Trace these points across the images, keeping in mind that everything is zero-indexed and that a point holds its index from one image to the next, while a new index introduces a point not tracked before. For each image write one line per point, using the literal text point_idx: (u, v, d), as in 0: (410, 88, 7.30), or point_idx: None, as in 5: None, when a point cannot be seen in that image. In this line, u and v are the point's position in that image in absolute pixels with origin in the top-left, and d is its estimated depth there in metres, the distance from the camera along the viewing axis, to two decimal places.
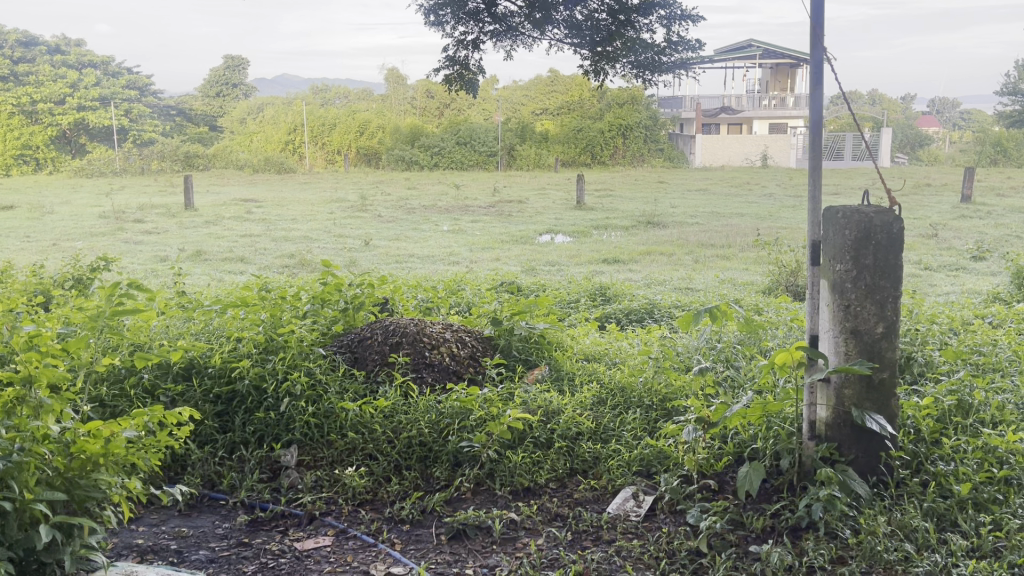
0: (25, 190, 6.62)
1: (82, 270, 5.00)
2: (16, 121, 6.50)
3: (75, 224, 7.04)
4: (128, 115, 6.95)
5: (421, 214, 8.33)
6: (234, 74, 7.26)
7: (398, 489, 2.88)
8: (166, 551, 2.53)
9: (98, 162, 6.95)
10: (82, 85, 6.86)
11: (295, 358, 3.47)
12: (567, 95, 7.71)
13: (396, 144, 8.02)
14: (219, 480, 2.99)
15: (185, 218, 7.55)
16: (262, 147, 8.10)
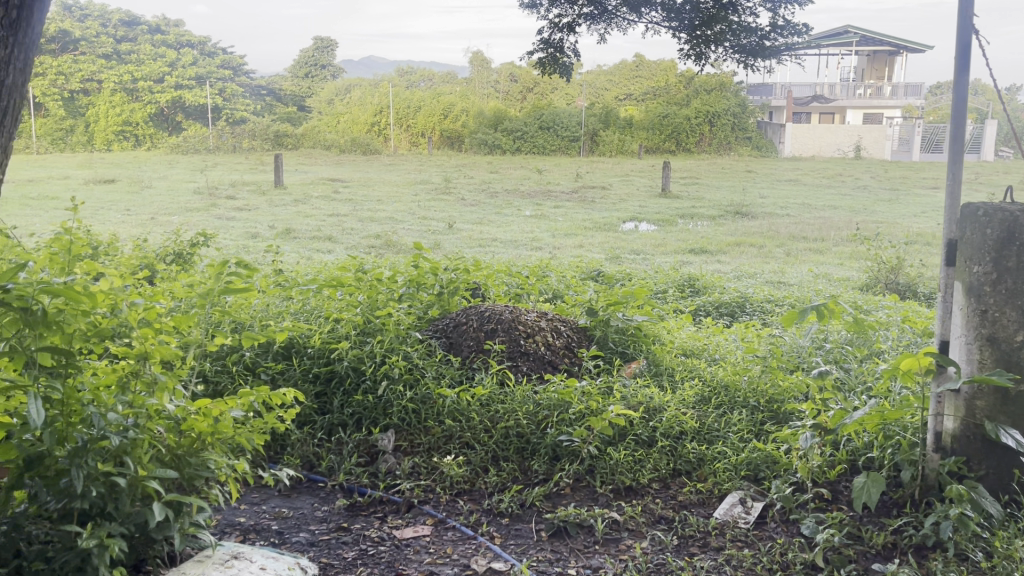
0: (127, 165, 6.91)
1: (182, 245, 5.13)
2: (118, 97, 6.79)
3: (171, 199, 7.11)
4: (222, 94, 7.03)
5: (503, 198, 7.68)
6: (324, 55, 7.34)
7: (496, 481, 2.82)
8: (268, 531, 2.53)
9: (193, 139, 7.00)
10: (180, 65, 7.08)
11: (391, 342, 3.45)
12: (653, 80, 7.10)
13: (481, 128, 7.17)
14: (318, 461, 2.99)
15: (275, 195, 7.21)
16: (348, 128, 7.26)
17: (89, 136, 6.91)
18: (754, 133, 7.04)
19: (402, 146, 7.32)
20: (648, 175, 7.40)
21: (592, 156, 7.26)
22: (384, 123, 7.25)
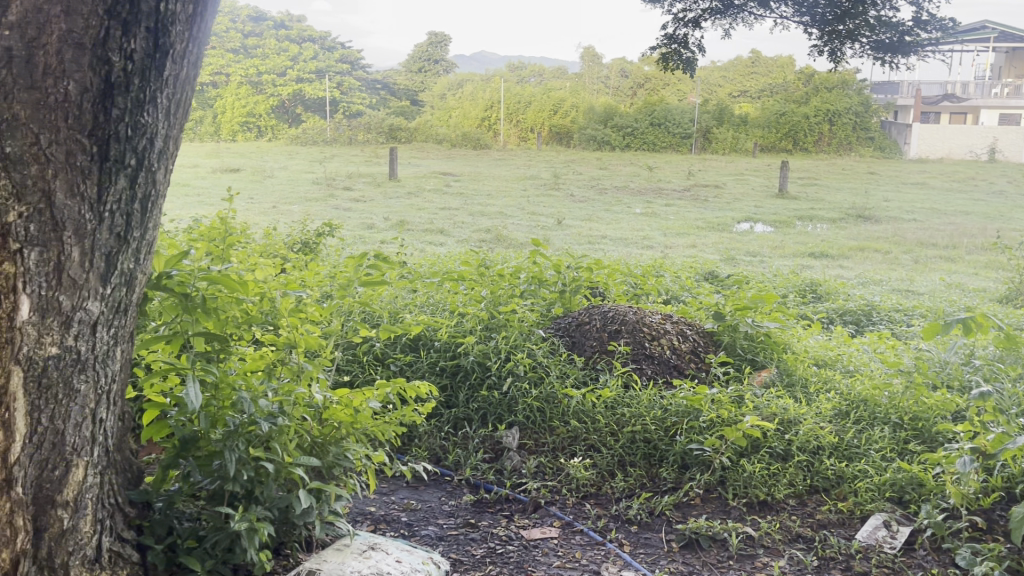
0: (250, 154, 6.95)
1: (309, 235, 5.28)
2: (244, 90, 6.88)
3: (291, 189, 7.02)
4: (340, 88, 7.14)
5: (611, 195, 7.36)
6: (438, 50, 7.64)
7: (623, 486, 2.77)
8: (398, 522, 2.56)
9: (311, 131, 7.16)
10: (302, 58, 7.22)
11: (517, 338, 3.44)
12: (769, 75, 6.84)
13: (590, 124, 7.09)
14: (445, 455, 3.01)
15: (388, 188, 7.34)
16: (460, 123, 7.41)
17: (216, 127, 6.97)
18: (876, 132, 6.66)
19: (511, 141, 7.37)
20: (763, 173, 6.96)
21: (704, 154, 6.88)
22: (494, 118, 7.34)
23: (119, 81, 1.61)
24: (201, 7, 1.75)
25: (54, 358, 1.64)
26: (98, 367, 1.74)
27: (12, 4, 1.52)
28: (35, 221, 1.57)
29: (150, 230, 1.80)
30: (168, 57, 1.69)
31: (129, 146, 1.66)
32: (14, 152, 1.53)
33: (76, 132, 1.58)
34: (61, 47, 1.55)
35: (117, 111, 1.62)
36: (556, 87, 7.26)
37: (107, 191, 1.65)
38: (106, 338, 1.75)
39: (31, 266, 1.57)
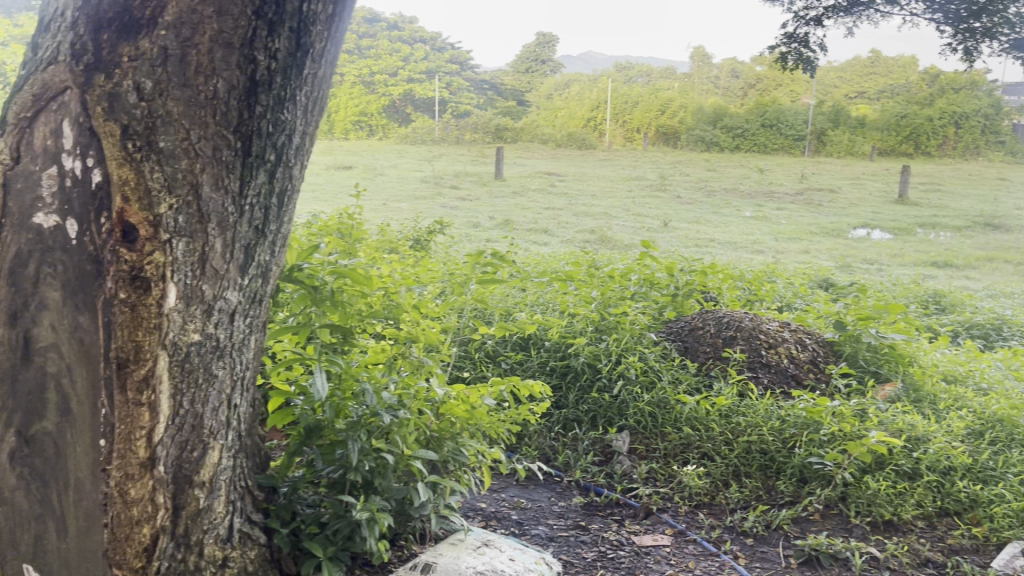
0: (363, 153, 6.63)
1: (420, 232, 5.35)
2: (356, 91, 6.41)
3: (401, 185, 6.77)
4: (449, 88, 6.68)
5: (721, 197, 6.90)
6: (545, 50, 7.38)
7: (738, 497, 2.69)
8: (508, 520, 2.56)
9: (422, 131, 6.79)
10: (412, 59, 6.65)
11: (628, 341, 3.39)
12: (889, 76, 6.50)
13: (699, 124, 6.88)
14: (554, 456, 3.00)
15: (495, 185, 6.96)
16: (564, 123, 7.20)
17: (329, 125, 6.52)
18: (1009, 137, 6.12)
19: (617, 141, 7.17)
20: (881, 178, 6.42)
21: (817, 156, 6.58)
22: (600, 118, 7.10)
23: (263, 80, 1.67)
24: (340, 6, 1.80)
25: (196, 344, 1.72)
26: (234, 355, 1.82)
27: (169, 5, 1.56)
28: (183, 213, 1.64)
29: (286, 222, 1.87)
30: (308, 56, 1.74)
31: (270, 142, 1.73)
32: (167, 147, 1.61)
33: (223, 129, 1.65)
34: (212, 46, 1.59)
35: (260, 109, 1.68)
36: (664, 87, 7.04)
37: (248, 185, 1.73)
38: (243, 327, 1.83)
39: (179, 256, 1.65)
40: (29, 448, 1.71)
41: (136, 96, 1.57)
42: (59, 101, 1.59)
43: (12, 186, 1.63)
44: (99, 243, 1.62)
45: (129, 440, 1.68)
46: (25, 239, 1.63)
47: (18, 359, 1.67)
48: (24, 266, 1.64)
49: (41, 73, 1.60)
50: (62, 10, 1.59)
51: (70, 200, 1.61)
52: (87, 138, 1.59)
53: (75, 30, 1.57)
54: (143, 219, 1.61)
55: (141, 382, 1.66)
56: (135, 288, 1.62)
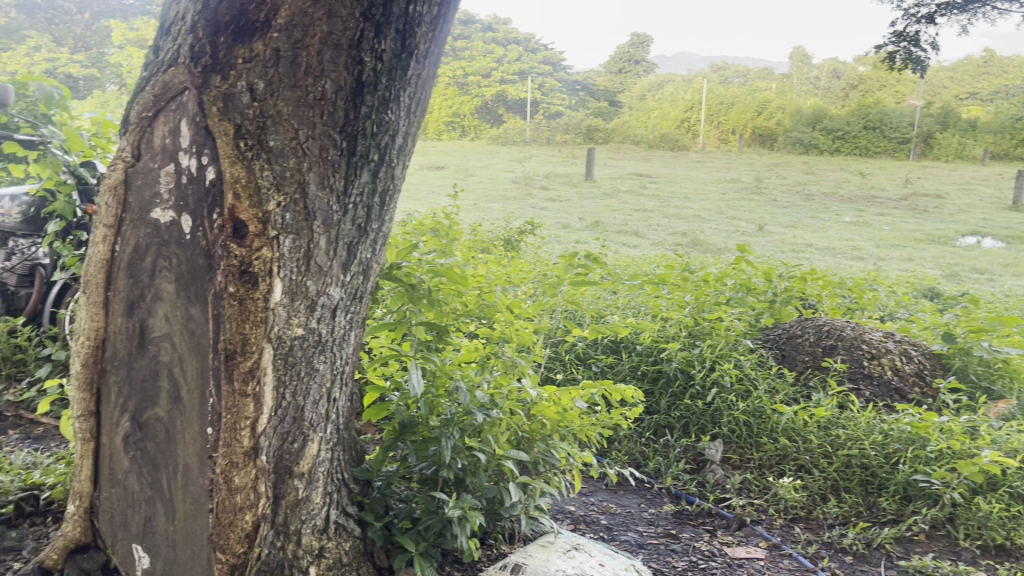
0: (454, 153, 6.54)
1: (512, 232, 5.37)
2: (451, 91, 6.55)
3: (492, 186, 6.56)
4: (541, 88, 6.85)
5: (819, 202, 6.38)
6: (638, 50, 7.56)
7: (837, 512, 2.60)
8: (597, 525, 2.54)
9: (513, 131, 6.83)
10: (506, 60, 6.85)
11: (723, 348, 3.30)
12: (1002, 77, 6.26)
13: (796, 126, 6.57)
14: (645, 461, 2.97)
15: (585, 187, 6.65)
16: (657, 124, 7.05)
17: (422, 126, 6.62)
18: None
19: (710, 142, 6.97)
20: (994, 183, 5.86)
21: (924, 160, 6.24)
22: (694, 119, 6.91)
23: (369, 81, 1.70)
24: (445, 8, 1.81)
25: (299, 338, 1.76)
26: (335, 349, 1.86)
27: (282, 8, 1.60)
28: (290, 211, 1.69)
29: (387, 221, 1.90)
30: (413, 57, 1.77)
31: (374, 142, 1.77)
32: (277, 146, 1.65)
33: (330, 129, 1.69)
34: (322, 48, 1.63)
35: (366, 109, 1.72)
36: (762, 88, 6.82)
37: (352, 185, 1.76)
38: (344, 323, 1.86)
39: (285, 252, 1.70)
40: (143, 433, 1.83)
41: (249, 96, 1.62)
42: (178, 101, 1.67)
43: (133, 183, 1.74)
44: (211, 238, 1.69)
45: (235, 429, 1.74)
46: (144, 233, 1.74)
47: (137, 346, 1.79)
48: (143, 260, 1.75)
49: (163, 74, 1.68)
50: (184, 14, 1.67)
51: (185, 196, 1.69)
52: (202, 136, 1.66)
53: (195, 33, 1.64)
54: (253, 216, 1.66)
55: (247, 373, 1.72)
56: (244, 283, 1.68)
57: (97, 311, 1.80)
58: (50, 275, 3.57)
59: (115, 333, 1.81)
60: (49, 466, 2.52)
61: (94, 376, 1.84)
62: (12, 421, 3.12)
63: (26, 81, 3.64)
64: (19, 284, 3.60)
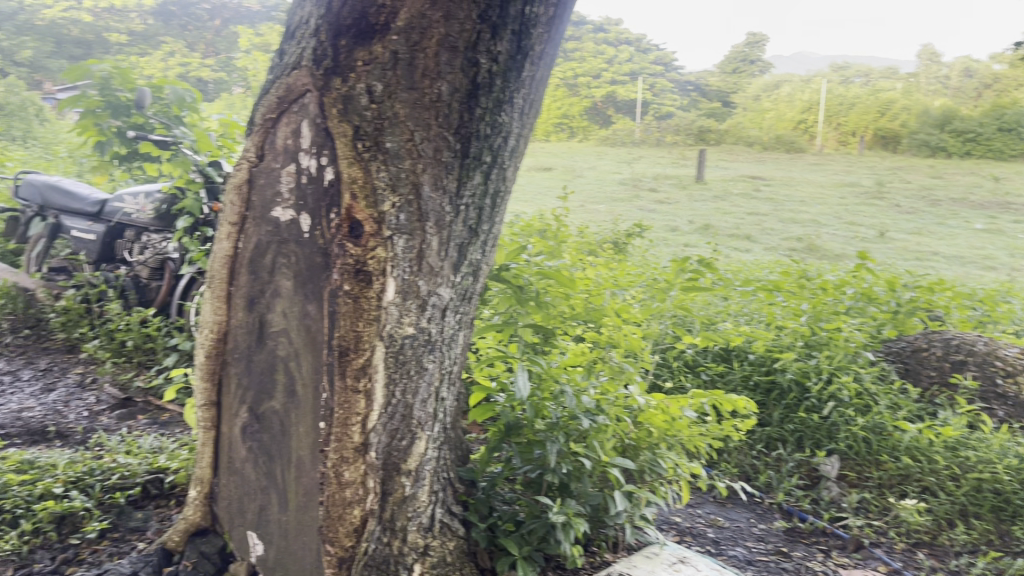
0: (561, 154, 6.62)
1: (620, 234, 5.31)
2: (560, 92, 6.54)
3: (599, 188, 6.37)
4: (652, 89, 6.73)
5: (947, 208, 5.63)
6: (754, 49, 7.24)
7: (965, 540, 2.46)
8: (704, 538, 2.47)
9: (622, 133, 6.69)
10: (617, 61, 6.71)
11: (841, 359, 3.12)
12: None
13: (922, 127, 6.07)
14: (755, 475, 2.89)
15: (695, 190, 6.29)
16: (773, 125, 6.64)
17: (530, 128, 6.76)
18: None
19: (829, 145, 6.47)
20: None
21: None
22: (813, 120, 6.51)
23: (484, 83, 1.71)
24: (562, 8, 1.79)
25: (410, 337, 1.78)
26: (444, 349, 1.86)
27: (402, 10, 1.63)
28: (405, 211, 1.70)
29: (498, 222, 1.90)
30: (528, 58, 1.76)
31: (487, 144, 1.77)
32: (394, 148, 1.68)
33: (444, 130, 1.70)
34: (439, 50, 1.65)
35: (480, 110, 1.73)
36: (886, 88, 6.38)
37: (464, 186, 1.77)
38: (453, 323, 1.87)
39: (398, 252, 1.72)
40: (259, 424, 1.89)
41: (368, 98, 1.65)
42: (299, 103, 1.71)
43: (255, 182, 1.80)
44: (329, 237, 1.72)
45: (346, 425, 1.77)
46: (265, 231, 1.80)
47: (257, 340, 1.85)
48: (264, 257, 1.81)
49: (286, 77, 1.72)
50: (308, 18, 1.71)
51: (304, 196, 1.74)
52: (322, 138, 1.70)
53: (318, 36, 1.68)
54: (369, 216, 1.69)
55: (359, 370, 1.75)
56: (359, 281, 1.71)
57: (220, 305, 1.87)
58: (178, 269, 3.77)
59: (236, 328, 1.88)
60: (173, 451, 2.65)
61: (216, 367, 1.92)
62: (141, 407, 3.30)
63: (160, 84, 3.83)
64: (151, 277, 3.82)
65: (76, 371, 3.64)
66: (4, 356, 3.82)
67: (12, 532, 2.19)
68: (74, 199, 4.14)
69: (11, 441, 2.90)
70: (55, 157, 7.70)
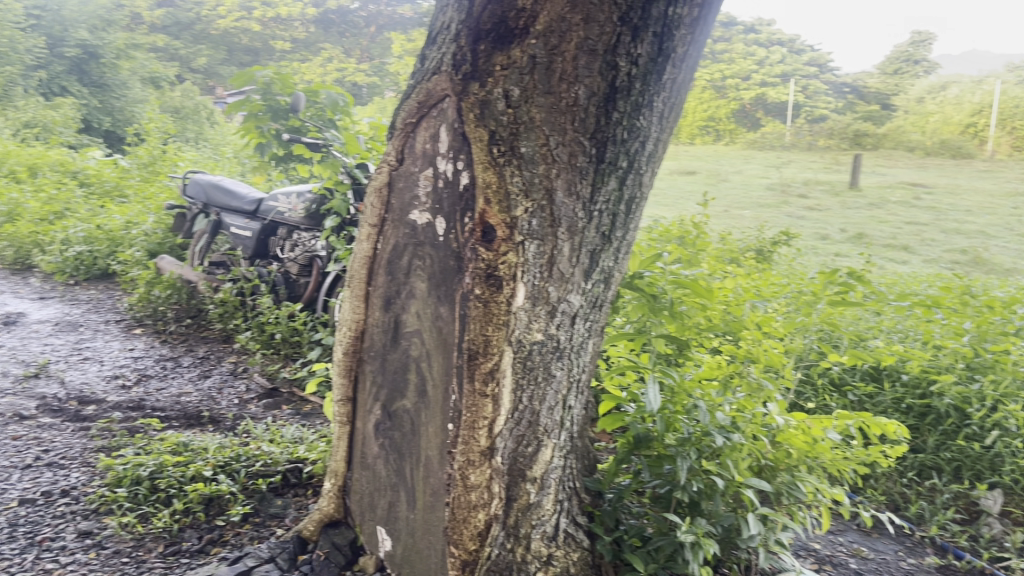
0: (706, 158, 6.31)
1: (765, 242, 5.08)
2: (707, 94, 6.15)
3: (745, 193, 6.12)
4: (805, 91, 6.01)
5: None
6: (918, 49, 6.34)
7: None
8: (845, 568, 2.33)
9: (770, 137, 6.16)
10: (768, 62, 6.29)
11: (1010, 386, 2.81)
12: None
13: None
14: (905, 505, 2.74)
15: (850, 197, 5.78)
16: (937, 129, 6.10)
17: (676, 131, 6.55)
18: None
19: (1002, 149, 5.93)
20: None
21: None
22: (983, 124, 5.90)
23: (623, 86, 1.67)
24: (708, 9, 1.72)
25: (539, 343, 1.76)
26: (573, 357, 1.84)
27: (541, 14, 1.61)
28: (537, 217, 1.69)
29: (632, 229, 1.85)
30: (670, 61, 1.70)
31: (623, 149, 1.73)
32: (528, 152, 1.67)
33: (580, 135, 1.68)
34: (578, 53, 1.63)
35: (617, 114, 1.69)
36: None
37: (598, 192, 1.74)
38: (583, 330, 1.84)
39: (530, 258, 1.70)
40: (391, 422, 1.94)
41: (504, 102, 1.66)
42: (438, 108, 1.74)
43: (395, 185, 1.85)
44: (462, 240, 1.74)
45: (473, 428, 1.78)
46: (403, 233, 1.85)
47: (392, 340, 1.90)
48: (400, 258, 1.86)
49: (426, 82, 1.76)
50: (449, 24, 1.73)
51: (440, 200, 1.77)
52: (458, 142, 1.72)
53: (458, 41, 1.70)
54: (501, 221, 1.68)
55: (487, 374, 1.75)
56: (489, 285, 1.71)
57: (359, 304, 1.94)
58: (325, 265, 3.88)
59: (373, 326, 1.94)
60: (313, 441, 2.76)
61: (352, 364, 1.98)
62: (286, 397, 3.47)
63: (316, 88, 3.99)
64: (299, 273, 4.00)
65: (230, 360, 3.88)
66: (169, 343, 4.12)
67: (166, 510, 2.34)
68: (234, 197, 4.39)
69: (169, 422, 3.11)
70: (224, 158, 8.26)
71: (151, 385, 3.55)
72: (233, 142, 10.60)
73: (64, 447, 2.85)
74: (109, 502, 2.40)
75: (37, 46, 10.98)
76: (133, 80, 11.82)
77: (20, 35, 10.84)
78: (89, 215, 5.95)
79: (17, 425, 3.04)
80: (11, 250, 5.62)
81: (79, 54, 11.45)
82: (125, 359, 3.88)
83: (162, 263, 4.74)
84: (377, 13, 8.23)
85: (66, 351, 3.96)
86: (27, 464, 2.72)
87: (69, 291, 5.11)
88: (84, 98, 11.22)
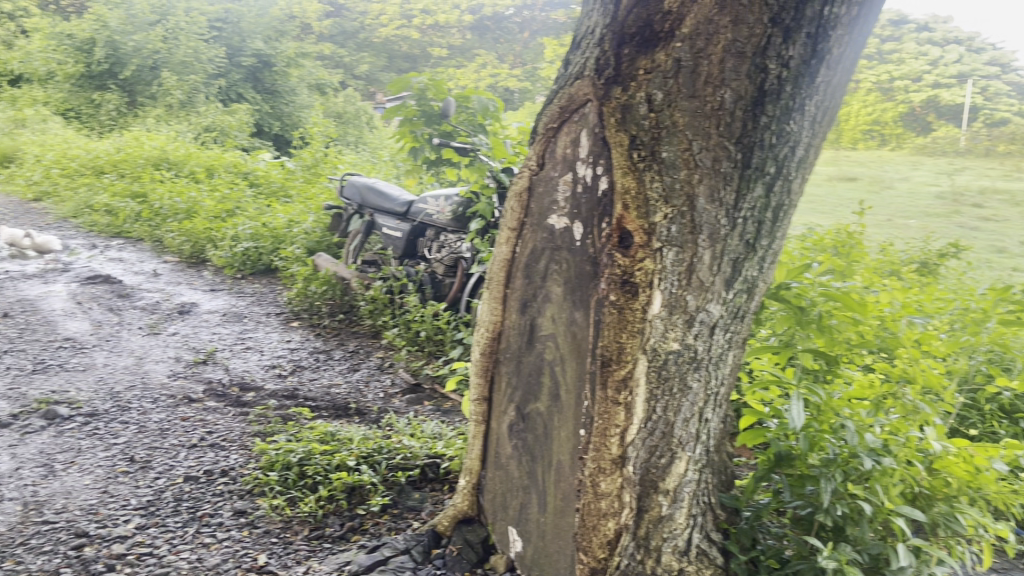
0: (870, 164, 5.84)
1: (930, 255, 4.67)
2: (872, 97, 5.84)
3: (911, 202, 5.58)
4: (982, 92, 5.66)
5: None
6: None
7: None
8: None
9: (941, 142, 5.68)
10: (943, 63, 5.89)
11: None
12: None
13: None
14: None
15: None
16: None
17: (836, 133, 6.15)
18: None
19: None
20: None
21: None
22: None
23: (772, 89, 1.61)
24: (869, 6, 1.62)
25: (675, 353, 1.72)
26: (711, 368, 1.78)
27: (687, 19, 1.59)
28: (677, 223, 1.66)
29: (779, 238, 1.77)
30: (824, 63, 1.62)
31: (771, 154, 1.66)
32: (670, 158, 1.64)
33: (725, 140, 1.63)
34: (725, 56, 1.59)
35: (766, 118, 1.63)
36: None
37: (744, 199, 1.68)
38: (723, 342, 1.78)
39: (667, 265, 1.68)
40: (524, 424, 1.96)
41: (647, 107, 1.64)
42: (580, 113, 1.76)
43: (536, 190, 1.89)
44: (600, 246, 1.75)
45: (605, 435, 1.77)
46: (542, 237, 1.88)
47: (527, 342, 1.93)
48: (538, 262, 1.89)
49: (569, 86, 1.77)
50: (594, 28, 1.73)
51: (580, 205, 1.79)
52: (599, 147, 1.73)
53: (602, 45, 1.69)
54: (639, 227, 1.68)
55: (620, 383, 1.74)
56: (625, 292, 1.71)
57: (497, 305, 1.98)
58: (469, 267, 3.98)
59: (509, 328, 1.97)
60: (451, 438, 2.83)
61: (488, 364, 2.03)
62: (428, 393, 3.57)
63: (468, 94, 4.04)
64: (445, 273, 4.11)
65: (378, 355, 4.04)
66: (323, 336, 4.33)
67: (312, 495, 2.47)
68: (386, 199, 4.57)
69: (319, 412, 3.28)
70: (380, 160, 8.62)
71: (304, 375, 3.75)
72: (389, 144, 11.03)
73: (226, 429, 3.06)
74: (262, 484, 2.56)
75: (219, 56, 11.83)
76: (301, 86, 12.59)
77: (204, 45, 11.71)
78: (257, 214, 6.35)
79: (186, 408, 3.30)
80: (188, 245, 6.09)
81: (254, 63, 12.28)
82: (283, 350, 4.11)
83: (318, 260, 4.99)
84: (533, 20, 8.16)
85: (231, 340, 4.26)
86: (193, 443, 2.94)
87: (237, 285, 5.48)
88: (257, 103, 12.01)
